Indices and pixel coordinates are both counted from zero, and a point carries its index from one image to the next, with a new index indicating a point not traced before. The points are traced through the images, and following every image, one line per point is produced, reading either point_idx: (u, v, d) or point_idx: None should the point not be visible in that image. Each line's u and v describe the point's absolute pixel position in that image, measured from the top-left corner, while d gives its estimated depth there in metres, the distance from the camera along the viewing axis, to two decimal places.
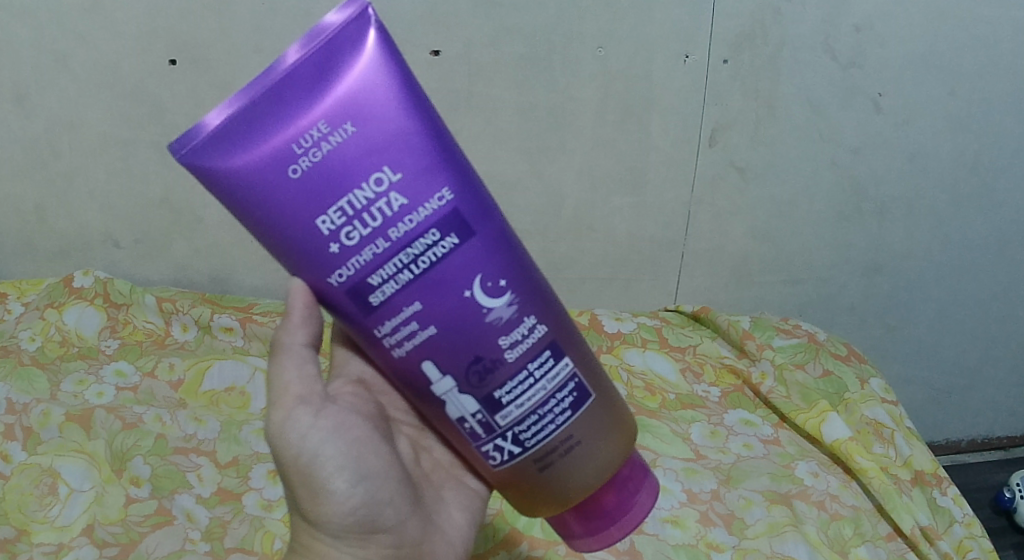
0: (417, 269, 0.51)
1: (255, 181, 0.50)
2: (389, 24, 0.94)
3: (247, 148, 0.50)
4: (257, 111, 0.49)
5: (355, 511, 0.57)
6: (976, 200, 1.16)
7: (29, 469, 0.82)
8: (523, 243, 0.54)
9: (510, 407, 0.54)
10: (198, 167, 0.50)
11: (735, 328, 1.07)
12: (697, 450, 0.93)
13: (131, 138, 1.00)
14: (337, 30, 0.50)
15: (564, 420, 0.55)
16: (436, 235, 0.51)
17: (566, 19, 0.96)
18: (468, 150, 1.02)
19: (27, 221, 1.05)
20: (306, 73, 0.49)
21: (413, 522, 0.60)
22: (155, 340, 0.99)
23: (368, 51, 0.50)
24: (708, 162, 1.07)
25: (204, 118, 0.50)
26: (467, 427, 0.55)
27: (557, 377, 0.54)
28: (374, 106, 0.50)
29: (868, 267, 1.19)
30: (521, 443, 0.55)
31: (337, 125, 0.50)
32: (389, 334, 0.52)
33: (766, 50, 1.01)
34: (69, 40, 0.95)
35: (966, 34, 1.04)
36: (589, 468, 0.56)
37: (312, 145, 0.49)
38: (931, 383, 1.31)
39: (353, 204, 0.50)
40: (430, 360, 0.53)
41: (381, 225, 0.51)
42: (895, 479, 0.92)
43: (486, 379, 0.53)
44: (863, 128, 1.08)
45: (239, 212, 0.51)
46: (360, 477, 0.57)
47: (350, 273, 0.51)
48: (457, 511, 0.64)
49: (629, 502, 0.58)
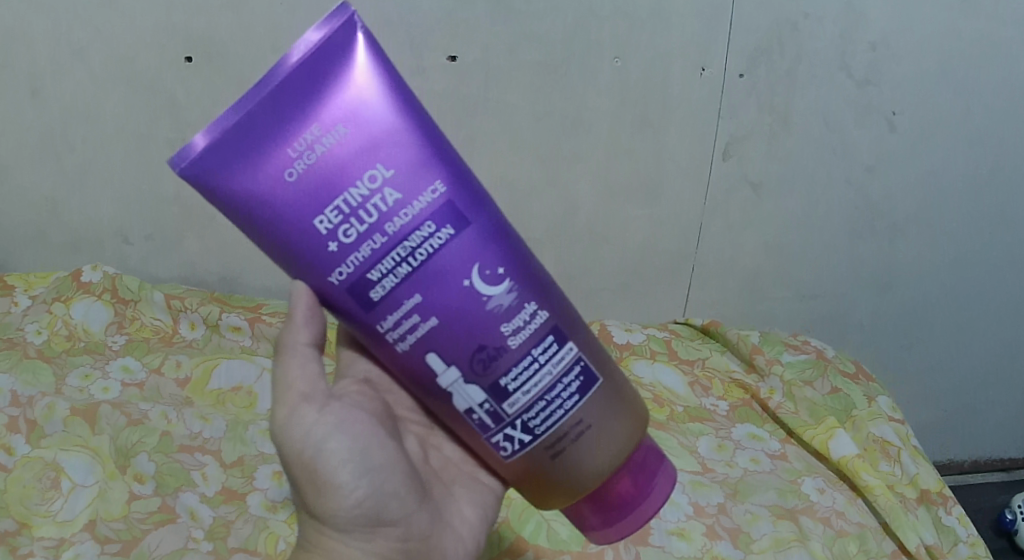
0: (416, 261, 0.51)
1: (253, 190, 0.50)
2: (408, 26, 0.94)
3: (243, 158, 0.50)
4: (251, 122, 0.50)
5: (360, 503, 0.57)
6: (986, 220, 1.16)
7: (32, 462, 0.81)
8: (518, 233, 0.55)
9: (517, 395, 0.54)
10: (196, 179, 0.50)
11: (745, 342, 1.08)
12: (705, 464, 0.93)
13: (145, 133, 1.00)
14: (324, 40, 0.50)
15: (573, 405, 0.54)
16: (431, 227, 0.51)
17: (586, 27, 0.96)
18: (483, 155, 1.02)
19: (39, 213, 1.05)
20: (297, 81, 0.50)
21: (420, 515, 0.60)
22: (163, 337, 0.99)
23: (358, 57, 0.51)
24: (721, 175, 1.07)
25: (201, 131, 0.50)
26: (475, 418, 0.55)
27: (562, 361, 0.54)
28: (364, 109, 0.51)
29: (877, 285, 1.20)
30: (531, 431, 0.54)
31: (329, 127, 0.50)
32: (393, 329, 0.52)
33: (782, 64, 1.01)
34: (86, 33, 0.95)
35: (981, 54, 1.05)
36: (601, 453, 0.55)
37: (306, 148, 0.50)
38: (936, 403, 1.31)
39: (349, 202, 0.51)
40: (434, 352, 0.53)
41: (377, 220, 0.51)
42: (901, 497, 0.93)
43: (490, 367, 0.53)
44: (876, 145, 1.08)
45: (238, 220, 0.51)
46: (365, 470, 0.57)
47: (351, 270, 0.52)
48: (467, 506, 0.64)
49: (648, 489, 0.58)
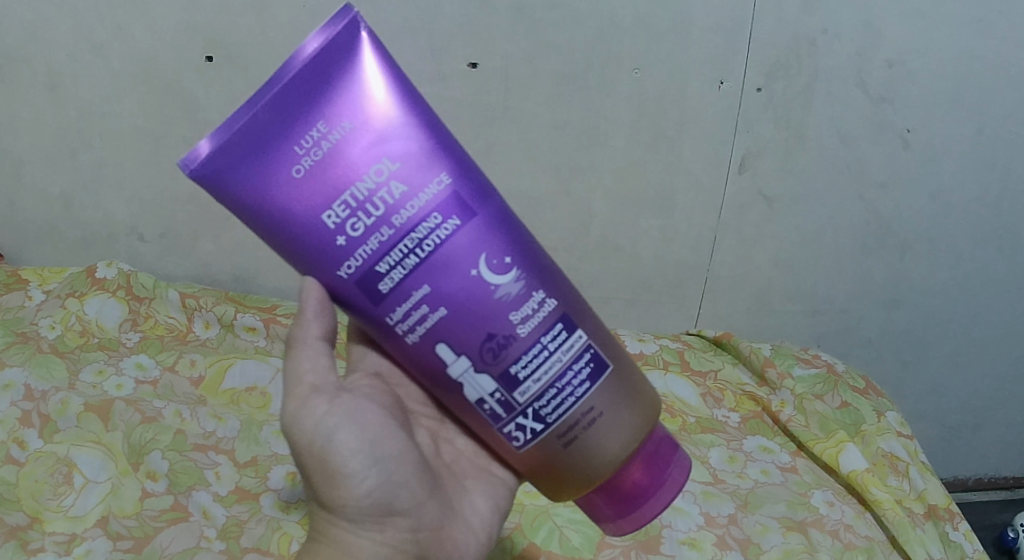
0: (423, 252, 0.52)
1: (261, 189, 0.51)
2: (430, 33, 0.95)
3: (252, 158, 0.51)
4: (258, 123, 0.50)
5: (370, 493, 0.58)
6: (997, 239, 1.17)
7: (44, 457, 0.82)
8: (524, 223, 0.55)
9: (527, 383, 0.54)
10: (203, 180, 0.51)
11: (757, 355, 1.09)
12: (715, 475, 0.94)
13: (163, 133, 1.00)
14: (329, 40, 0.51)
15: (584, 392, 0.55)
16: (438, 218, 0.52)
17: (606, 38, 0.97)
18: (500, 163, 1.03)
19: (53, 208, 1.05)
20: (303, 81, 0.50)
21: (431, 505, 0.60)
22: (177, 335, 1.00)
23: (362, 55, 0.52)
24: (736, 189, 1.08)
25: (209, 133, 0.51)
26: (487, 408, 0.55)
27: (572, 348, 0.55)
28: (369, 106, 0.51)
29: (887, 301, 1.21)
30: (543, 420, 0.55)
31: (335, 123, 0.51)
32: (402, 321, 0.53)
33: (799, 80, 1.02)
34: (107, 31, 0.95)
35: (996, 75, 1.05)
36: (613, 440, 0.56)
37: (313, 145, 0.51)
38: (941, 420, 1.32)
39: (356, 196, 0.51)
40: (444, 343, 0.53)
41: (384, 213, 0.51)
42: (909, 511, 0.93)
43: (500, 355, 0.53)
44: (890, 162, 1.09)
45: (247, 219, 0.52)
46: (374, 460, 0.58)
47: (359, 263, 0.52)
48: (479, 499, 0.64)
49: (661, 481, 0.58)
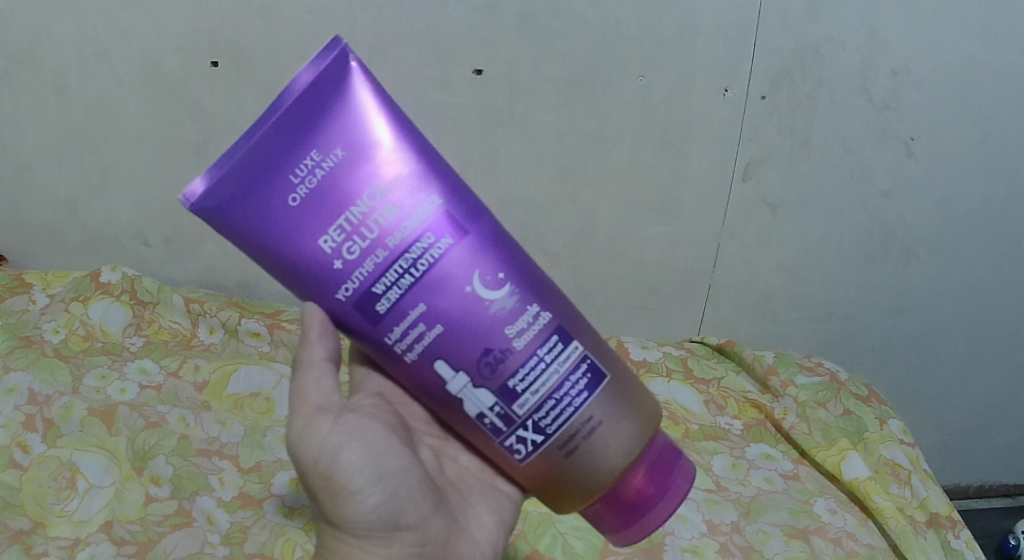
0: (418, 272, 0.52)
1: (259, 219, 0.51)
2: (436, 38, 0.95)
3: (249, 189, 0.51)
4: (253, 155, 0.51)
5: (376, 509, 0.58)
6: (1000, 246, 1.17)
7: (48, 461, 0.82)
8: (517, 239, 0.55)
9: (526, 395, 0.54)
10: (203, 215, 0.51)
11: (760, 363, 1.09)
12: (718, 482, 0.94)
13: (169, 137, 1.00)
14: (320, 72, 0.51)
15: (582, 402, 0.55)
16: (431, 239, 0.52)
17: (611, 44, 0.97)
18: (506, 169, 1.03)
19: (58, 212, 1.05)
20: (296, 113, 0.51)
21: (437, 520, 0.61)
22: (181, 340, 1.00)
23: (352, 84, 0.52)
24: (741, 196, 1.08)
25: (207, 169, 0.51)
26: (487, 423, 0.55)
27: (569, 359, 0.54)
28: (361, 133, 0.52)
29: (891, 308, 1.21)
30: (543, 431, 0.54)
31: (328, 151, 0.51)
32: (400, 340, 0.53)
33: (804, 87, 1.02)
34: (114, 35, 0.95)
35: (999, 84, 1.05)
36: (614, 451, 0.55)
37: (308, 173, 0.51)
38: (943, 428, 1.32)
39: (351, 219, 0.51)
40: (443, 359, 0.53)
41: (379, 236, 0.51)
42: (911, 520, 0.93)
43: (497, 370, 0.53)
44: (894, 170, 1.09)
45: (246, 250, 0.52)
46: (379, 476, 0.58)
47: (356, 285, 0.52)
48: (485, 512, 0.64)
49: (667, 487, 0.58)
